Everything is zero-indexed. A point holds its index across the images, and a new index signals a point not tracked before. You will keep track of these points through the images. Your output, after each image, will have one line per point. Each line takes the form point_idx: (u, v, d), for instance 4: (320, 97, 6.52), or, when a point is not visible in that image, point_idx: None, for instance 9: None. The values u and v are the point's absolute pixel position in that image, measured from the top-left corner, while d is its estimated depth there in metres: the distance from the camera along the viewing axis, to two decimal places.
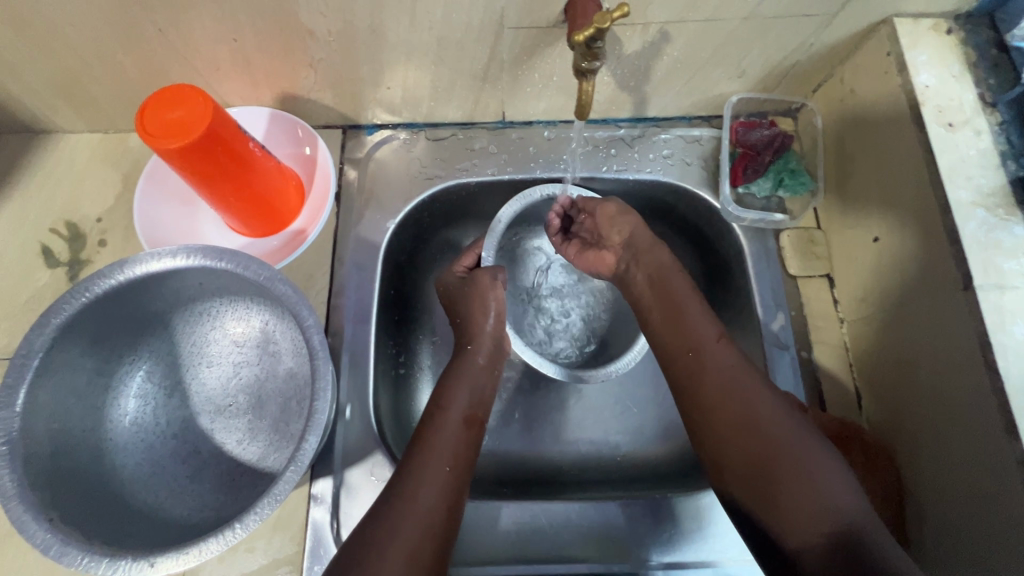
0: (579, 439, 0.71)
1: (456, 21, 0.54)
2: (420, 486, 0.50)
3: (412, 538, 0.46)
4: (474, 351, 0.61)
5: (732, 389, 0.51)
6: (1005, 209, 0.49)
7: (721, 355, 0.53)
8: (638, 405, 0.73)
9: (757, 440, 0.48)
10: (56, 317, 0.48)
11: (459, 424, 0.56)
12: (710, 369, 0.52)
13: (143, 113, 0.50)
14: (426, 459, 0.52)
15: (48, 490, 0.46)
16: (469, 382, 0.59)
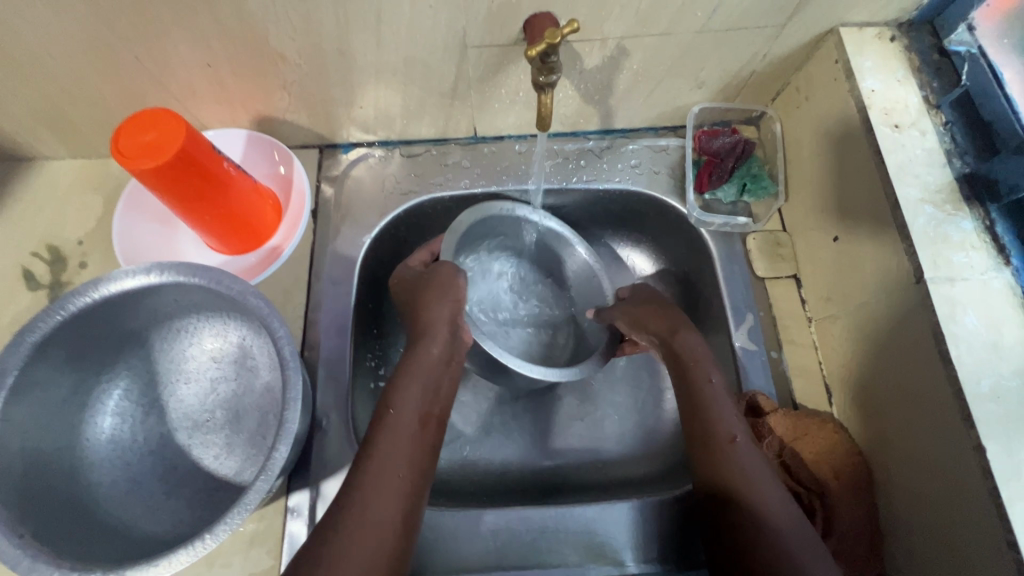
0: (559, 446, 0.72)
1: (421, 42, 0.56)
2: (372, 496, 0.48)
3: (364, 551, 0.46)
4: (429, 341, 0.58)
5: (753, 483, 0.50)
6: (951, 204, 0.51)
7: (708, 374, 0.56)
8: (618, 412, 0.74)
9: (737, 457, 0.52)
10: (31, 336, 0.49)
11: (412, 426, 0.53)
12: (743, 468, 0.51)
13: (118, 135, 0.52)
14: (376, 465, 0.50)
15: (20, 508, 0.46)
16: (424, 377, 0.56)
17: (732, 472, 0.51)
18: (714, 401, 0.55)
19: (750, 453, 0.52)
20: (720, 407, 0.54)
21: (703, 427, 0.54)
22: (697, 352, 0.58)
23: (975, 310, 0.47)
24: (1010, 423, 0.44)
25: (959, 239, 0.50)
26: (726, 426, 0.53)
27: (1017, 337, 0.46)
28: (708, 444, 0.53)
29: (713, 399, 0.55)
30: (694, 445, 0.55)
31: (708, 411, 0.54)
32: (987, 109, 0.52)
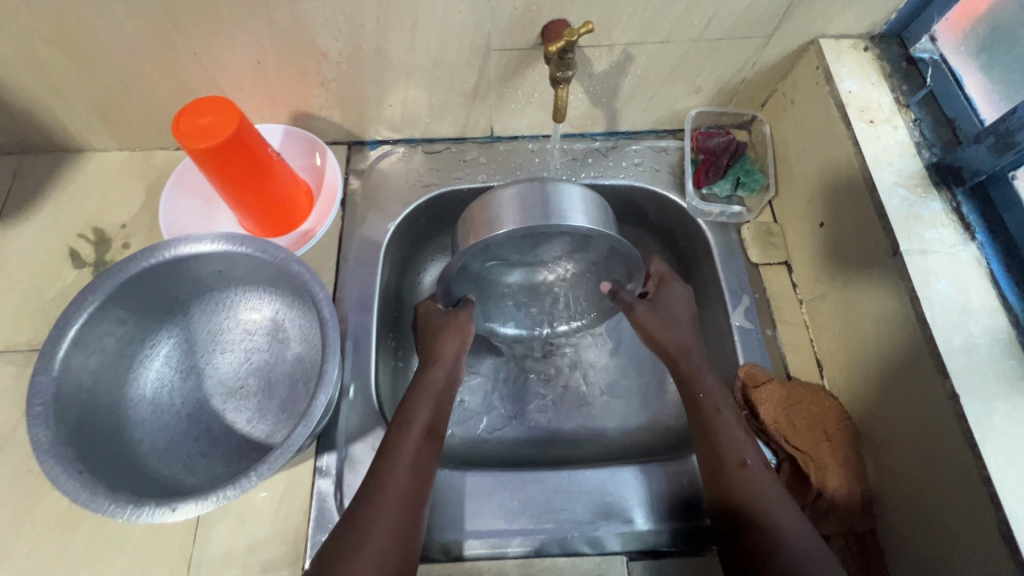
0: (567, 425, 0.76)
1: (450, 44, 0.63)
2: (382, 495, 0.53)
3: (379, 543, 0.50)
4: (436, 365, 0.65)
5: (765, 504, 0.53)
6: (922, 188, 0.57)
7: (717, 397, 0.61)
8: (623, 393, 0.78)
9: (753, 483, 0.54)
10: (93, 294, 0.53)
11: (419, 440, 0.58)
12: (757, 493, 0.54)
13: (179, 118, 0.58)
14: (388, 474, 0.55)
15: (78, 447, 0.49)
16: (431, 398, 0.62)
17: (746, 493, 0.53)
18: (726, 432, 0.58)
19: (763, 480, 0.55)
20: (732, 436, 0.58)
21: (716, 455, 0.57)
22: (697, 368, 0.63)
23: (946, 277, 0.53)
24: (980, 374, 0.49)
25: (929, 217, 0.56)
26: (737, 452, 0.56)
27: (984, 301, 0.52)
28: (721, 471, 0.56)
29: (724, 429, 0.58)
30: (709, 476, 0.57)
31: (721, 443, 0.57)
32: (950, 108, 0.60)
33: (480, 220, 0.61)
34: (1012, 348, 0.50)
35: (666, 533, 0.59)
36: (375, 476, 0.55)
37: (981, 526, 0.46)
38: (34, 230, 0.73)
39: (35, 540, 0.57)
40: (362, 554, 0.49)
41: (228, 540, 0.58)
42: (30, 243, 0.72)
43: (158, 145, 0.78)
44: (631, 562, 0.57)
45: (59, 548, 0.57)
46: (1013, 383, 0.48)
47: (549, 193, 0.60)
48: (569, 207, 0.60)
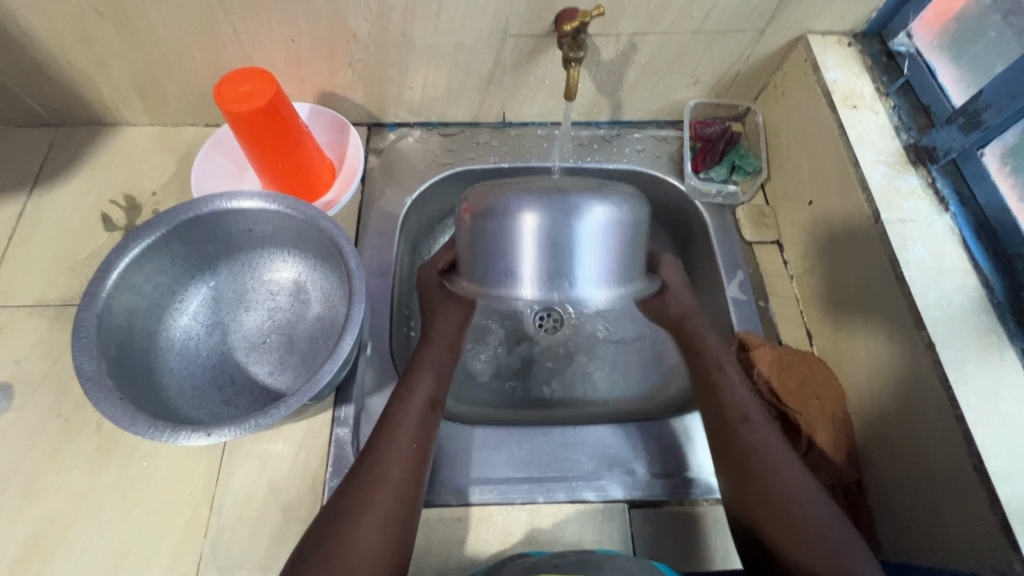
0: (571, 393, 0.80)
1: (470, 29, 0.69)
2: (387, 458, 0.55)
3: (383, 503, 0.52)
4: (436, 341, 0.66)
5: (771, 456, 0.55)
6: (900, 165, 0.63)
7: (719, 354, 0.65)
8: (624, 364, 0.82)
9: (752, 441, 0.56)
10: (137, 243, 0.58)
11: (423, 408, 0.60)
12: (761, 445, 0.56)
13: (220, 86, 0.63)
14: (388, 441, 0.56)
15: (117, 380, 0.53)
16: (432, 369, 0.63)
17: (752, 446, 0.56)
18: (728, 389, 0.61)
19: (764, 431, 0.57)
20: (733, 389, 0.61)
21: (718, 412, 0.60)
22: (700, 333, 0.68)
23: (922, 243, 0.58)
24: (953, 326, 0.54)
25: (907, 191, 0.61)
26: (739, 408, 0.59)
27: (957, 264, 0.57)
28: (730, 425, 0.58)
29: (727, 385, 0.61)
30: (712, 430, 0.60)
31: (724, 397, 0.61)
32: (925, 95, 0.65)
33: (500, 245, 0.62)
34: (984, 304, 0.54)
35: (666, 484, 0.62)
36: (376, 442, 0.56)
37: (960, 477, 0.50)
38: (69, 196, 0.77)
39: (64, 480, 0.59)
40: (365, 516, 0.51)
41: (250, 481, 0.60)
42: (64, 208, 0.76)
43: (189, 121, 0.82)
44: (631, 510, 0.61)
45: (87, 487, 0.59)
46: (983, 335, 0.53)
47: (570, 241, 0.62)
48: (586, 262, 0.64)
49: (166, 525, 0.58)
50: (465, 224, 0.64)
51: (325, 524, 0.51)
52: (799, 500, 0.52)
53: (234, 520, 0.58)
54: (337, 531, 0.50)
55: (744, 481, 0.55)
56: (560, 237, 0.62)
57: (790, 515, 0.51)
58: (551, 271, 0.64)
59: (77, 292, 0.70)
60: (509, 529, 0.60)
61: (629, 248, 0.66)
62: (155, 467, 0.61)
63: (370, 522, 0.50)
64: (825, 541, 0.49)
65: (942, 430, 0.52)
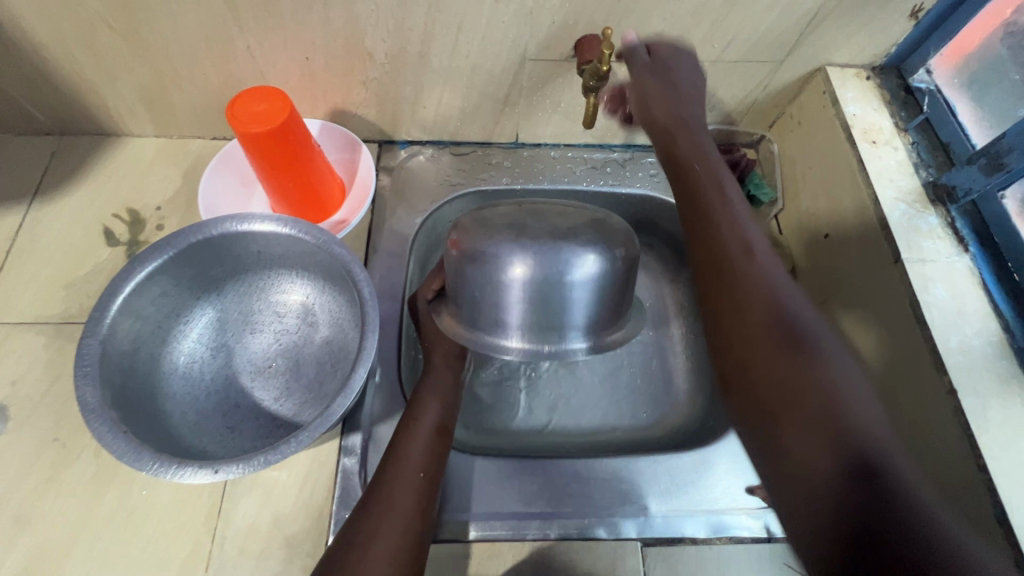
0: (579, 422, 0.78)
1: (488, 52, 0.68)
2: (394, 489, 0.53)
3: (390, 538, 0.49)
4: (440, 367, 0.65)
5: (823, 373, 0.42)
6: (920, 203, 0.63)
7: (692, 134, 0.61)
8: (633, 393, 0.81)
9: (738, 290, 0.50)
10: (144, 266, 0.56)
11: (429, 436, 0.58)
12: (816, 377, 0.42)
13: (233, 105, 0.61)
14: (394, 469, 0.54)
15: (121, 411, 0.51)
16: (436, 397, 0.62)
17: (748, 279, 0.50)
18: (723, 212, 0.55)
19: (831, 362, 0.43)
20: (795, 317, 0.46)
21: (711, 237, 0.54)
22: (722, 191, 0.57)
23: (942, 284, 0.58)
24: (975, 372, 0.53)
25: (927, 230, 0.61)
26: (740, 237, 0.53)
27: (978, 307, 0.56)
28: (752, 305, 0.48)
29: (722, 206, 0.55)
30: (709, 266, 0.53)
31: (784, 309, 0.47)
32: (944, 133, 0.65)
33: (483, 294, 0.57)
34: (1004, 349, 0.54)
35: (678, 521, 0.61)
36: (382, 472, 0.54)
37: (982, 526, 0.50)
38: (70, 209, 0.75)
39: (60, 509, 0.57)
40: (372, 547, 0.48)
41: (254, 512, 0.59)
42: (65, 221, 0.74)
43: (196, 134, 0.81)
44: (645, 548, 0.60)
45: (84, 516, 0.57)
46: (1005, 381, 0.53)
47: (558, 300, 0.56)
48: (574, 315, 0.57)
49: (166, 557, 0.56)
50: (450, 264, 0.58)
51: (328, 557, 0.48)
52: (773, 293, 0.48)
53: (237, 553, 0.57)
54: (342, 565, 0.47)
55: (732, 305, 0.49)
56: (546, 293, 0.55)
57: (786, 351, 0.45)
58: (533, 323, 0.57)
59: (76, 310, 0.68)
60: (519, 567, 0.59)
61: (601, 305, 0.58)
62: (156, 495, 0.59)
63: (377, 554, 0.48)
64: (792, 328, 0.46)
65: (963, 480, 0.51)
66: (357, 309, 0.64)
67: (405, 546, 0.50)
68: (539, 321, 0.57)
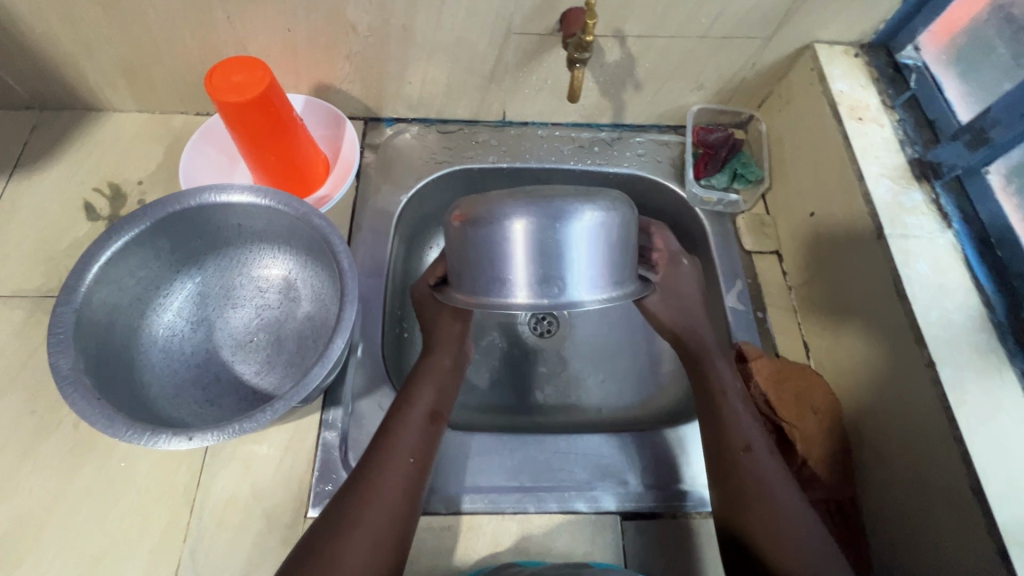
0: (563, 401, 0.78)
1: (472, 25, 0.67)
2: (381, 473, 0.52)
3: (373, 522, 0.49)
4: (441, 352, 0.64)
5: (772, 500, 0.52)
6: (905, 179, 0.62)
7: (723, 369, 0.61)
8: (618, 373, 0.80)
9: (752, 483, 0.53)
10: (121, 236, 0.55)
11: (423, 421, 0.57)
12: (760, 477, 0.53)
13: (212, 75, 0.60)
14: (385, 451, 0.54)
15: (96, 379, 0.51)
16: (435, 382, 0.61)
17: (752, 473, 0.53)
18: (732, 414, 0.58)
19: (765, 460, 0.55)
20: (737, 418, 0.57)
21: (720, 435, 0.57)
22: (728, 394, 0.59)
23: (924, 259, 0.58)
24: (954, 345, 0.53)
25: (911, 206, 0.61)
26: (742, 435, 0.56)
27: (959, 282, 0.56)
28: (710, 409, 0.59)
29: (733, 414, 0.58)
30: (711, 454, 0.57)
31: (724, 412, 0.58)
32: (931, 110, 0.65)
33: (482, 254, 0.51)
34: (985, 324, 0.54)
35: (658, 496, 0.61)
36: (373, 453, 0.54)
37: (956, 498, 0.50)
38: (50, 183, 0.74)
39: (36, 480, 0.57)
40: (355, 531, 0.48)
41: (233, 484, 0.59)
42: (44, 195, 0.73)
43: (178, 109, 0.80)
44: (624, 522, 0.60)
45: (62, 487, 0.57)
46: (984, 355, 0.53)
47: (562, 252, 0.50)
48: (578, 269, 0.51)
49: (143, 529, 0.56)
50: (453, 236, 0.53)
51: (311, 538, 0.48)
52: (771, 489, 0.52)
53: (215, 525, 0.56)
54: (322, 548, 0.47)
55: (738, 501, 0.53)
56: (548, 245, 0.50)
57: (778, 524, 0.50)
58: (542, 278, 0.51)
59: (55, 283, 0.67)
60: (499, 541, 0.59)
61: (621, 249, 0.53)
62: (134, 467, 0.59)
63: (358, 538, 0.48)
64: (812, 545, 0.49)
65: (942, 453, 0.51)
66: (338, 284, 0.63)
67: (388, 530, 0.49)
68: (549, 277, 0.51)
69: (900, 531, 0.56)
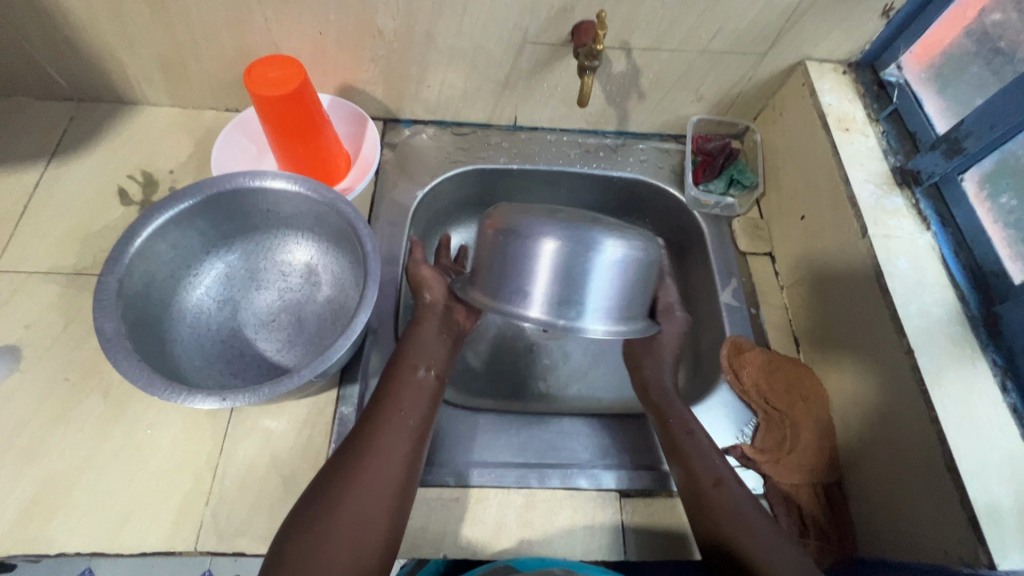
0: (566, 391, 0.82)
1: (491, 34, 0.72)
2: (383, 434, 0.55)
3: (378, 476, 0.53)
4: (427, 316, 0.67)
5: (745, 523, 0.54)
6: (887, 185, 0.68)
7: (682, 411, 0.64)
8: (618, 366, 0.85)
9: (728, 516, 0.55)
10: (161, 215, 0.60)
11: (415, 382, 0.61)
12: (733, 511, 0.55)
13: (250, 70, 0.65)
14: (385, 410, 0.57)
15: (134, 344, 0.54)
16: (423, 345, 0.64)
17: (722, 511, 0.56)
18: (699, 449, 0.61)
19: (738, 496, 0.57)
20: (705, 455, 0.60)
21: (692, 475, 0.59)
22: (693, 433, 0.62)
23: (905, 257, 0.62)
24: (932, 335, 0.58)
25: (892, 209, 0.66)
26: (712, 473, 0.59)
27: (936, 278, 0.61)
28: (676, 448, 0.61)
29: (697, 450, 0.60)
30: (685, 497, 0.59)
31: (693, 457, 0.60)
32: (912, 123, 0.70)
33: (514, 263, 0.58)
34: (959, 316, 0.59)
35: (656, 476, 0.64)
36: (374, 418, 0.57)
37: (933, 476, 0.53)
38: (86, 169, 0.78)
39: (67, 443, 0.60)
40: (355, 486, 0.52)
41: (254, 452, 0.62)
42: (80, 180, 0.77)
43: (209, 105, 0.85)
44: (624, 499, 0.63)
45: (91, 450, 0.60)
46: (958, 343, 0.57)
47: (586, 263, 0.56)
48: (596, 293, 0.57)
49: (168, 491, 0.59)
50: (490, 252, 0.60)
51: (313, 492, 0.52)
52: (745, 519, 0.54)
53: (236, 489, 0.60)
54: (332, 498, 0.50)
55: (726, 525, 0.55)
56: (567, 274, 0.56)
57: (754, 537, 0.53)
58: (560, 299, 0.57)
59: (89, 261, 0.71)
60: (503, 514, 0.61)
61: (640, 286, 0.61)
62: (160, 434, 0.62)
63: (359, 493, 0.51)
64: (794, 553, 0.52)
65: (919, 431, 0.56)
66: (359, 269, 0.67)
67: (388, 488, 0.53)
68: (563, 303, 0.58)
69: (880, 508, 0.60)
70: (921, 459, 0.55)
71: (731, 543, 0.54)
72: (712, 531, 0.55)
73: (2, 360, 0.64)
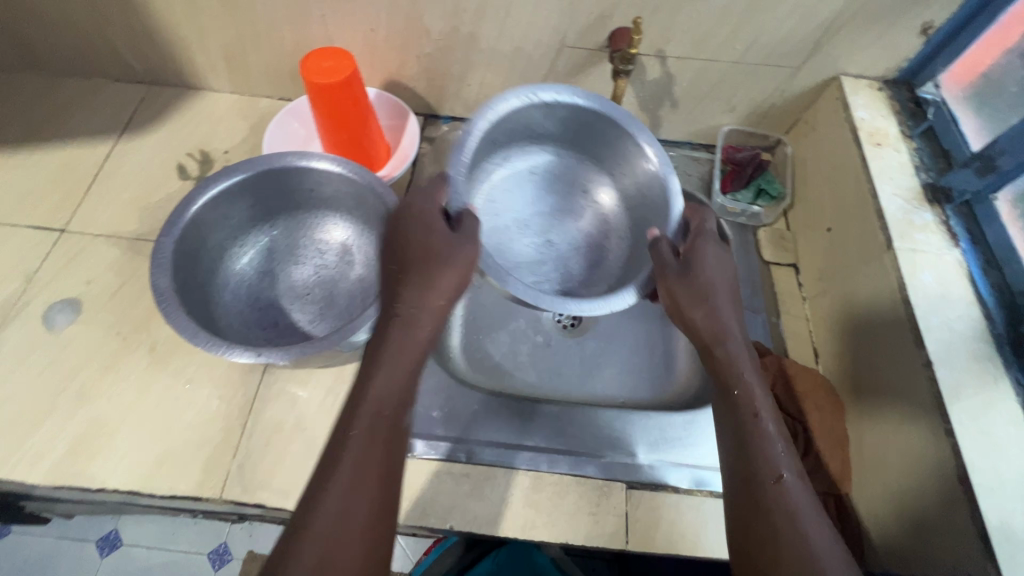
0: (581, 386, 0.84)
1: (530, 37, 0.76)
2: (368, 418, 0.50)
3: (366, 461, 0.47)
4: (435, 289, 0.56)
5: (799, 523, 0.46)
6: (917, 201, 0.67)
7: (734, 367, 0.57)
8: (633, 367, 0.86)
9: (782, 516, 0.47)
10: (214, 186, 0.65)
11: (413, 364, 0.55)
12: (794, 513, 0.47)
13: (306, 59, 0.70)
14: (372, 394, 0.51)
15: (183, 301, 0.60)
16: (438, 318, 0.56)
17: (777, 505, 0.47)
18: (761, 434, 0.52)
19: (797, 491, 0.49)
20: (770, 446, 0.51)
21: (747, 462, 0.51)
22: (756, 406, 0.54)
23: (930, 271, 0.62)
24: (953, 349, 0.57)
25: (920, 224, 0.66)
26: (773, 463, 0.50)
27: (962, 294, 0.61)
28: (739, 429, 0.53)
29: (762, 436, 0.52)
30: (734, 485, 0.51)
31: (756, 443, 0.52)
32: (946, 141, 0.70)
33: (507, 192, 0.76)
34: (984, 332, 0.58)
35: (663, 471, 0.65)
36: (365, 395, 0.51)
37: (948, 493, 0.53)
38: (151, 145, 0.85)
39: (115, 389, 0.65)
40: (340, 466, 0.47)
41: (281, 413, 0.65)
42: (145, 155, 0.84)
43: (265, 93, 0.91)
44: (630, 491, 0.64)
45: (136, 398, 0.65)
46: (980, 360, 0.56)
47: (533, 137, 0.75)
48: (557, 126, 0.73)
49: (201, 440, 0.63)
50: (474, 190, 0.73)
51: (311, 494, 0.46)
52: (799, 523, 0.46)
53: (262, 445, 0.63)
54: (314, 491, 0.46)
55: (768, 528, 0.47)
56: (552, 175, 0.78)
57: (803, 544, 0.45)
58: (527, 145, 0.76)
59: (148, 228, 0.77)
60: (510, 494, 0.63)
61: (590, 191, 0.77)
62: (197, 388, 0.66)
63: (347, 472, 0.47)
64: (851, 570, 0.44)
65: (933, 445, 0.55)
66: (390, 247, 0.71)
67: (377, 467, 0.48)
68: (647, 194, 0.72)
69: (890, 522, 0.59)
70: (934, 473, 0.54)
71: (778, 544, 0.46)
72: (755, 532, 0.47)
73: (64, 311, 0.70)
